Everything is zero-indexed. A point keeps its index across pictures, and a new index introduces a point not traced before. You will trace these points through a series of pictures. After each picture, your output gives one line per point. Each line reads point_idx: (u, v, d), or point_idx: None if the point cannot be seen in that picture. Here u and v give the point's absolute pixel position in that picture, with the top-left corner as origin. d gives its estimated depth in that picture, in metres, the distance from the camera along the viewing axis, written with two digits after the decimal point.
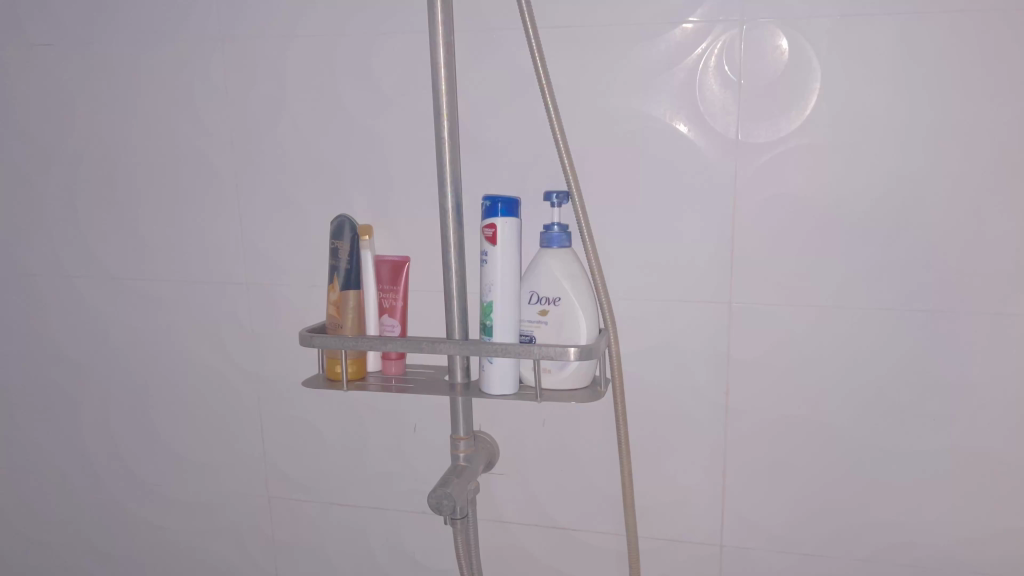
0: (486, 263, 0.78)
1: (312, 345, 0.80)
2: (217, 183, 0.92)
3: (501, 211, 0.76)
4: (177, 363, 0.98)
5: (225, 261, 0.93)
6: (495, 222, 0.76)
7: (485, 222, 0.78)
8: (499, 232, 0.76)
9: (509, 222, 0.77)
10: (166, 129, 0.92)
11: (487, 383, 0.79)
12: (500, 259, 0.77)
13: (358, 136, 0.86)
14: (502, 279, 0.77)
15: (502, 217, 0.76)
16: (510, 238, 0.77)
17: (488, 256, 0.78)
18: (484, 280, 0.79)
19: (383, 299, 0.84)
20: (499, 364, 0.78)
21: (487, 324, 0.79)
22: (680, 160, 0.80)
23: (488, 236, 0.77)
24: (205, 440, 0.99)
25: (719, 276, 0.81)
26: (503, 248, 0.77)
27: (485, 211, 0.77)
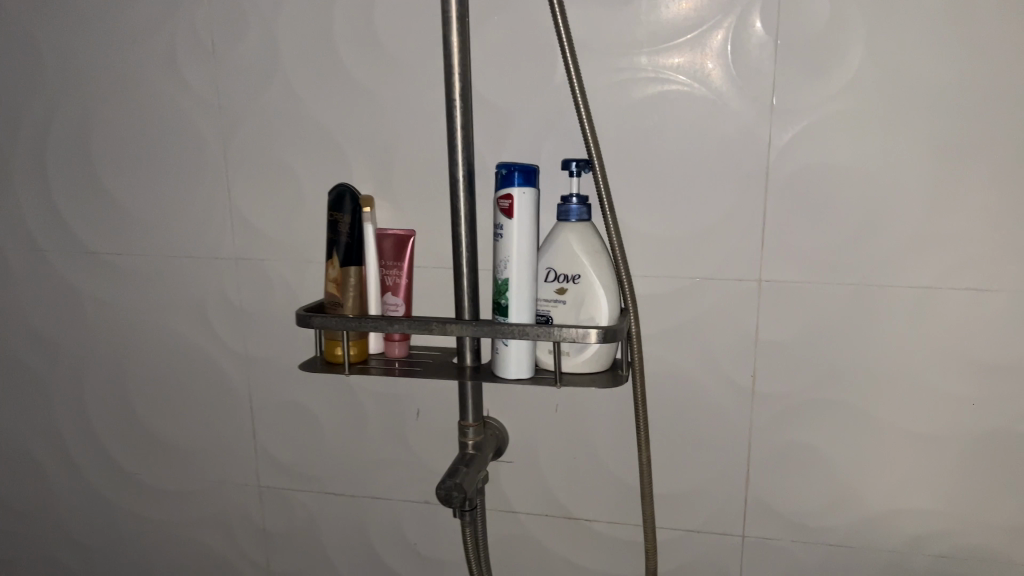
0: (501, 237, 0.72)
1: (311, 325, 0.74)
2: (203, 149, 0.84)
3: (518, 180, 0.70)
4: (160, 344, 0.91)
5: (211, 235, 0.86)
6: (512, 193, 0.70)
7: (499, 192, 0.72)
8: (515, 203, 0.70)
9: (527, 193, 0.70)
10: (145, 91, 0.85)
11: (499, 367, 0.73)
12: (517, 233, 0.71)
13: (358, 98, 0.79)
14: (519, 254, 0.71)
15: (519, 187, 0.70)
16: (527, 210, 0.71)
17: (504, 229, 0.72)
18: (498, 256, 0.73)
19: (386, 276, 0.78)
20: (513, 346, 0.72)
21: (501, 303, 0.73)
22: (709, 128, 0.74)
23: (504, 207, 0.71)
24: (190, 426, 0.93)
25: (749, 252, 0.75)
26: (520, 221, 0.71)
27: (500, 181, 0.71)
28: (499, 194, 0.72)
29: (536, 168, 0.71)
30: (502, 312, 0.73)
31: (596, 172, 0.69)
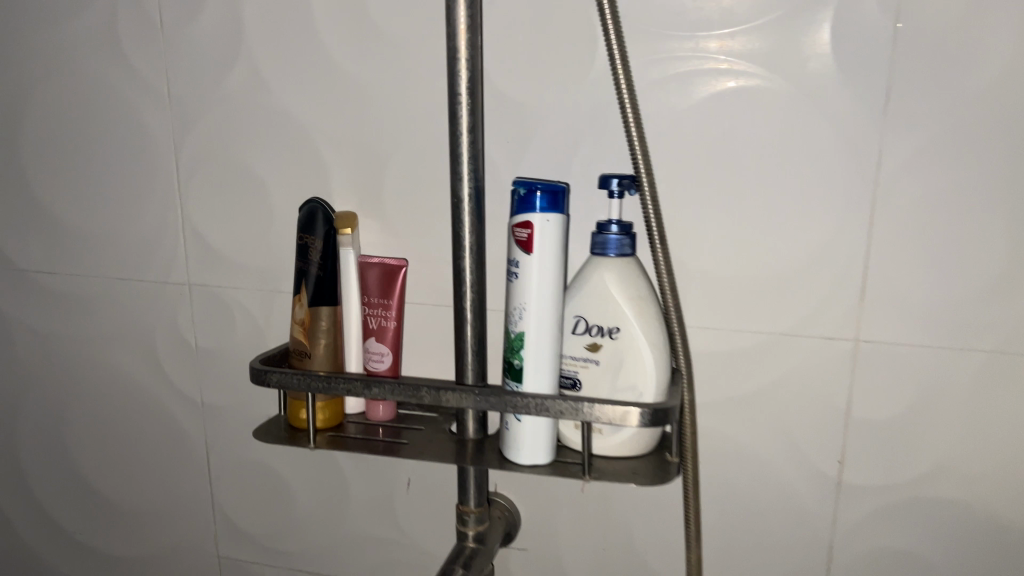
0: (516, 278, 0.54)
1: (266, 384, 0.57)
2: (150, 148, 0.68)
3: (540, 204, 0.53)
4: (102, 384, 0.75)
5: (160, 254, 0.70)
6: (531, 220, 0.53)
7: (514, 219, 0.54)
8: (536, 235, 0.53)
9: (551, 221, 0.53)
10: (80, 75, 0.68)
11: (508, 448, 0.56)
12: (537, 273, 0.53)
13: (339, 89, 0.61)
14: (539, 301, 0.54)
15: (540, 212, 0.53)
16: (552, 243, 0.53)
17: (520, 268, 0.54)
18: (511, 302, 0.55)
19: (368, 318, 0.61)
20: (529, 423, 0.54)
21: (513, 363, 0.55)
22: (799, 137, 0.55)
23: (520, 239, 0.54)
24: (138, 480, 0.77)
25: (843, 304, 0.57)
26: (541, 258, 0.53)
27: (516, 204, 0.54)
28: (514, 222, 0.54)
29: (565, 187, 0.53)
30: (514, 377, 0.55)
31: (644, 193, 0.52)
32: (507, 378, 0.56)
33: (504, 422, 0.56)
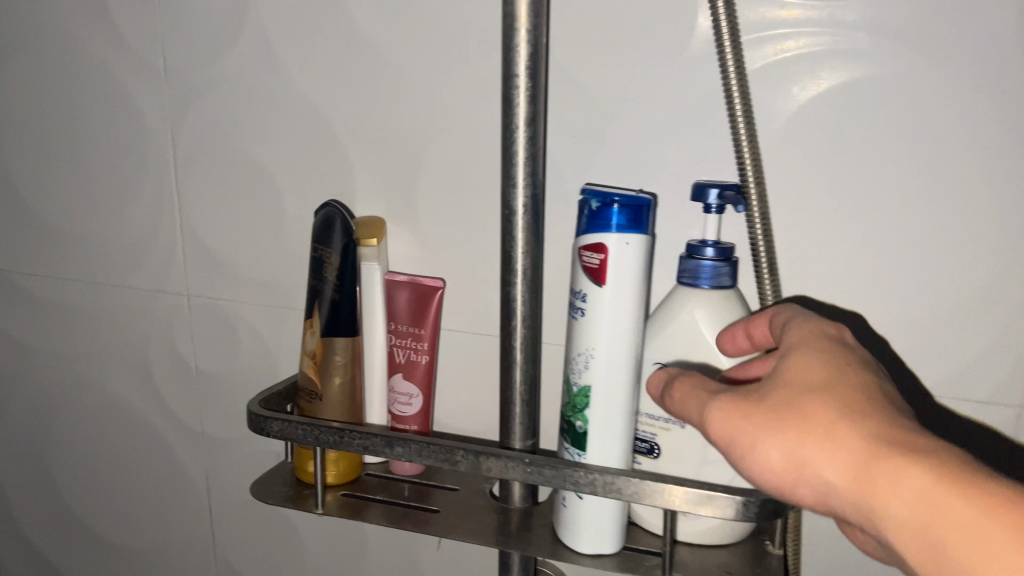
0: (582, 315, 0.42)
1: (265, 433, 0.46)
2: (143, 135, 0.56)
3: (617, 221, 0.40)
4: (91, 405, 0.65)
5: (154, 259, 0.59)
6: (605, 241, 0.40)
7: (582, 240, 0.42)
8: (610, 261, 0.40)
9: (631, 243, 0.40)
10: (61, 45, 0.57)
11: (565, 530, 0.44)
12: (610, 311, 0.41)
13: (367, 68, 0.49)
14: (611, 347, 0.41)
15: (618, 233, 0.40)
16: (632, 272, 0.41)
17: (587, 302, 0.42)
18: (573, 346, 0.43)
19: (395, 351, 0.49)
20: (594, 502, 0.43)
21: (575, 426, 0.43)
22: (961, 141, 0.42)
23: (589, 267, 0.41)
24: (130, 515, 0.67)
25: (1006, 362, 0.44)
26: (617, 291, 0.41)
27: (584, 219, 0.41)
28: (581, 243, 0.42)
29: (651, 200, 0.41)
30: (577, 443, 0.43)
31: (749, 209, 0.42)
32: (565, 441, 0.44)
33: (560, 497, 0.44)
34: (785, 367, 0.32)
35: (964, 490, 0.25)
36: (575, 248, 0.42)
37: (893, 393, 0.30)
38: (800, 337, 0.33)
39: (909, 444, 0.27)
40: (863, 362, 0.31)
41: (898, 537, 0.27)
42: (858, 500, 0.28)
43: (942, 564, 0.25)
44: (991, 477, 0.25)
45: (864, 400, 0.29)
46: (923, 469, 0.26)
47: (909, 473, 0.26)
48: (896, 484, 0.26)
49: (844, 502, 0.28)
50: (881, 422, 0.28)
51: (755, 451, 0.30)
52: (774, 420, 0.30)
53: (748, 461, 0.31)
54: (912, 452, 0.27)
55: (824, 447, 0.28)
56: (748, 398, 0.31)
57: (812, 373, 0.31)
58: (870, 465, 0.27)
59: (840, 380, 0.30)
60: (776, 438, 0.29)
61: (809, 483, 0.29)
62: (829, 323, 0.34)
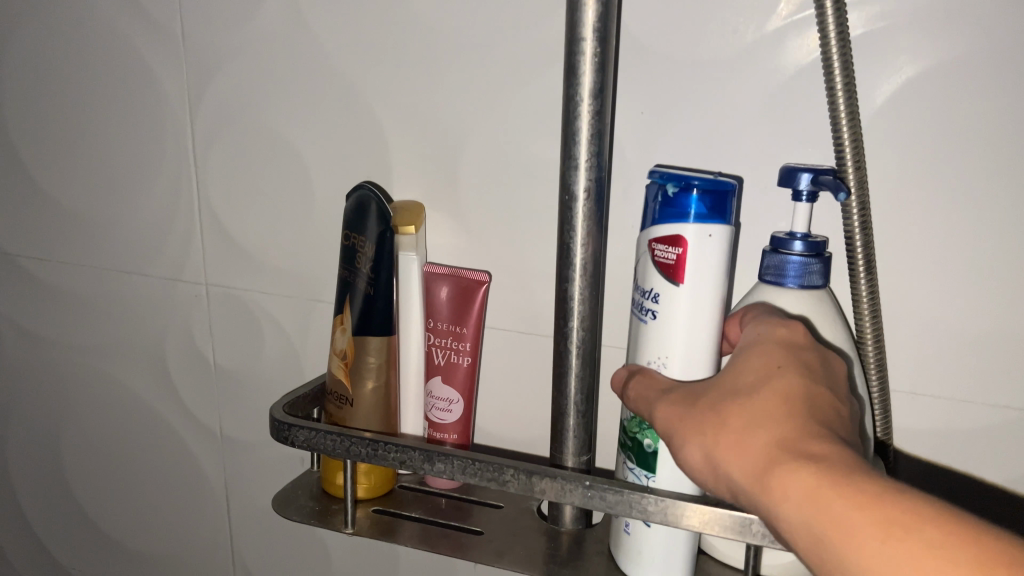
0: (653, 317, 0.37)
1: (290, 443, 0.41)
2: (159, 108, 0.51)
3: (696, 209, 0.34)
4: (104, 399, 0.60)
5: (170, 244, 0.54)
6: (683, 234, 0.35)
7: (654, 232, 0.36)
8: (691, 256, 0.35)
9: (714, 236, 0.35)
10: (72, 9, 0.52)
11: (625, 558, 0.39)
12: (687, 314, 0.36)
13: (408, 33, 0.44)
14: (688, 356, 0.36)
15: (697, 224, 0.35)
16: (714, 267, 0.35)
17: (659, 304, 0.36)
18: (642, 353, 0.37)
19: (434, 353, 0.44)
20: (662, 531, 0.37)
21: (642, 444, 0.38)
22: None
23: (664, 263, 0.36)
24: (145, 517, 0.62)
25: None
26: (696, 292, 0.35)
27: (657, 207, 0.36)
28: (653, 235, 0.36)
29: (735, 186, 0.35)
30: (644, 464, 0.38)
31: (850, 195, 0.36)
32: (629, 461, 0.39)
33: (620, 521, 0.39)
34: (725, 371, 0.32)
35: (841, 491, 0.24)
36: (644, 241, 0.37)
37: (826, 397, 0.29)
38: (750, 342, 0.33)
39: (801, 447, 0.26)
40: (798, 367, 0.30)
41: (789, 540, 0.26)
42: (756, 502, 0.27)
43: (826, 565, 0.25)
44: (878, 483, 0.24)
45: (779, 404, 0.28)
46: (804, 472, 0.25)
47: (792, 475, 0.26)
48: (783, 484, 0.26)
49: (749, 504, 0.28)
50: (791, 428, 0.27)
51: (680, 449, 0.30)
52: (697, 422, 0.30)
53: (678, 459, 0.31)
54: (799, 456, 0.26)
55: (734, 449, 0.28)
56: (687, 399, 0.31)
57: (744, 378, 0.30)
58: (762, 469, 0.27)
59: (765, 387, 0.29)
60: (698, 439, 0.29)
61: (722, 483, 0.29)
62: (791, 322, 0.33)
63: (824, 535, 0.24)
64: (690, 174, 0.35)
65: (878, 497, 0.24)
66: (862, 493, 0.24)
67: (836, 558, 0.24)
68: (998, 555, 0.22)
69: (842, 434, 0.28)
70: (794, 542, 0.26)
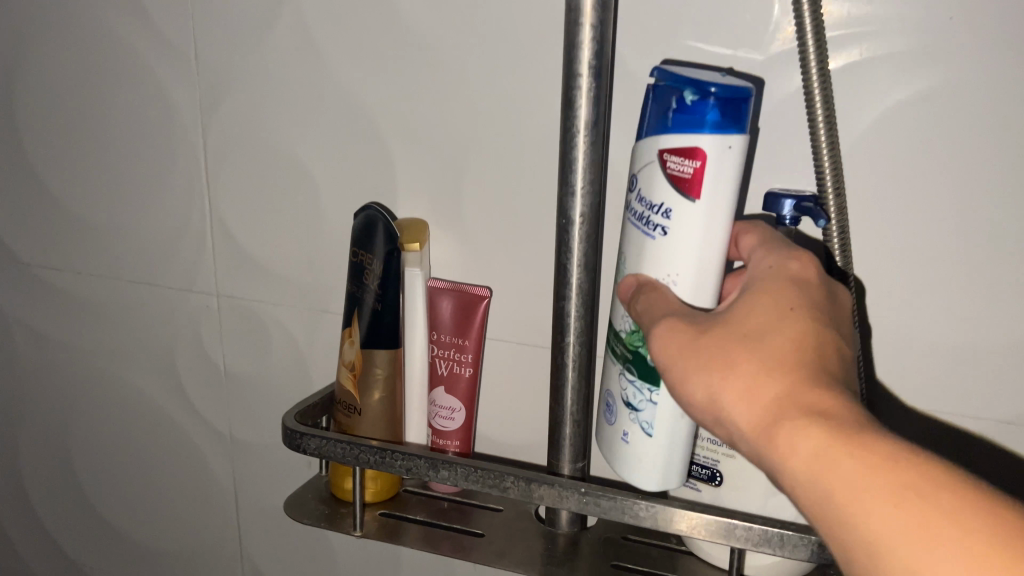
0: (663, 233, 0.35)
1: (301, 450, 0.43)
2: (172, 126, 0.53)
3: (712, 117, 0.33)
4: (116, 402, 0.63)
5: (183, 255, 0.56)
6: (700, 144, 0.33)
7: (666, 140, 0.34)
8: (710, 168, 0.34)
9: (733, 146, 0.34)
10: (88, 30, 0.54)
11: (622, 467, 0.39)
12: (701, 230, 0.34)
13: (413, 61, 0.46)
14: (699, 274, 0.35)
15: (713, 132, 0.33)
16: (729, 179, 0.34)
17: (671, 219, 0.35)
18: (649, 269, 0.36)
19: (437, 363, 0.46)
20: (664, 438, 0.37)
21: (645, 355, 0.37)
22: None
23: (678, 176, 0.34)
24: (155, 516, 0.65)
25: None
26: (712, 206, 0.34)
27: (670, 114, 0.34)
28: (666, 145, 0.34)
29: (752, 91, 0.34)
30: (649, 377, 0.37)
31: (829, 221, 0.38)
32: (631, 373, 0.38)
33: (619, 429, 0.39)
34: (731, 308, 0.32)
35: (853, 461, 0.26)
36: (652, 151, 0.35)
37: (835, 336, 0.30)
38: (758, 278, 0.32)
39: (812, 401, 0.28)
40: (809, 307, 0.30)
41: (789, 486, 0.28)
42: (761, 449, 0.29)
43: (826, 513, 0.27)
44: (888, 442, 0.26)
45: (790, 349, 0.29)
46: (815, 431, 0.27)
47: (803, 437, 0.27)
48: (793, 440, 0.27)
49: (751, 447, 0.29)
50: (803, 379, 0.28)
51: (682, 382, 0.31)
52: (702, 359, 0.30)
53: (677, 392, 0.32)
54: (810, 412, 0.27)
55: (743, 396, 0.29)
56: (689, 329, 0.32)
57: (753, 319, 0.30)
58: (773, 419, 0.28)
59: (776, 329, 0.30)
60: (703, 377, 0.30)
61: (725, 421, 0.30)
62: (799, 250, 0.33)
63: (830, 490, 0.26)
64: (704, 78, 0.34)
65: (886, 469, 0.25)
66: (871, 464, 0.26)
67: (839, 516, 0.26)
68: (1001, 524, 0.24)
69: (846, 381, 0.29)
70: (793, 487, 0.28)
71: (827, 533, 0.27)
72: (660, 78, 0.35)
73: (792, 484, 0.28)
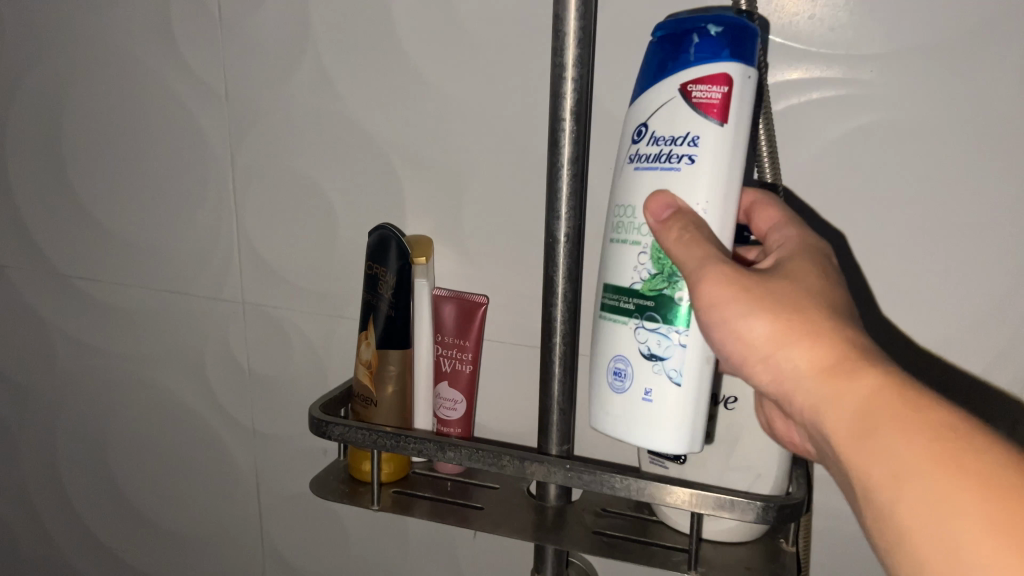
0: (692, 159, 0.37)
1: (327, 436, 0.50)
2: (203, 154, 0.61)
3: (733, 48, 0.36)
4: (148, 401, 0.69)
5: (212, 268, 0.63)
6: (727, 70, 0.36)
7: (688, 74, 0.37)
8: (734, 94, 0.36)
9: (749, 76, 0.37)
10: (127, 70, 0.61)
11: (647, 426, 0.39)
12: (725, 157, 0.37)
13: (419, 100, 0.53)
14: (723, 202, 0.38)
15: (734, 60, 0.36)
16: (746, 106, 0.37)
17: (700, 144, 0.37)
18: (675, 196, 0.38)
19: (442, 360, 0.54)
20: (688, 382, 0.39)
21: (670, 298, 0.38)
22: (978, 189, 0.45)
23: (706, 103, 0.36)
24: (182, 504, 0.71)
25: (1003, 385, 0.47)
26: (735, 131, 0.37)
27: (692, 48, 0.37)
28: (688, 79, 0.37)
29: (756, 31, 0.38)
30: (678, 318, 0.38)
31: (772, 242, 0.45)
32: (653, 322, 0.39)
33: (639, 387, 0.39)
34: (788, 271, 0.36)
35: (904, 396, 0.30)
36: (670, 88, 0.37)
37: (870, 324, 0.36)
38: (808, 256, 0.38)
39: (868, 352, 0.33)
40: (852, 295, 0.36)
41: (832, 420, 0.32)
42: (815, 386, 0.33)
43: (867, 434, 0.30)
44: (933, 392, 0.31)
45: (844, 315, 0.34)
46: (876, 369, 0.31)
47: (863, 373, 0.32)
48: (858, 372, 0.32)
49: (803, 385, 0.34)
50: (861, 339, 0.33)
51: (743, 314, 0.35)
52: (766, 299, 0.34)
53: (725, 333, 0.36)
54: (869, 358, 0.32)
55: (808, 335, 0.33)
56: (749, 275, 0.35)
57: (812, 285, 0.35)
58: (834, 358, 0.33)
59: (832, 298, 0.35)
60: (767, 313, 0.34)
61: (782, 356, 0.34)
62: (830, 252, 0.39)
63: (880, 413, 0.30)
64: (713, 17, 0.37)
65: (931, 404, 0.30)
66: (916, 400, 0.30)
67: (876, 439, 0.30)
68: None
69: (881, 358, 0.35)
70: (839, 415, 0.32)
71: (860, 454, 0.31)
72: (671, 26, 0.38)
73: (837, 417, 0.32)
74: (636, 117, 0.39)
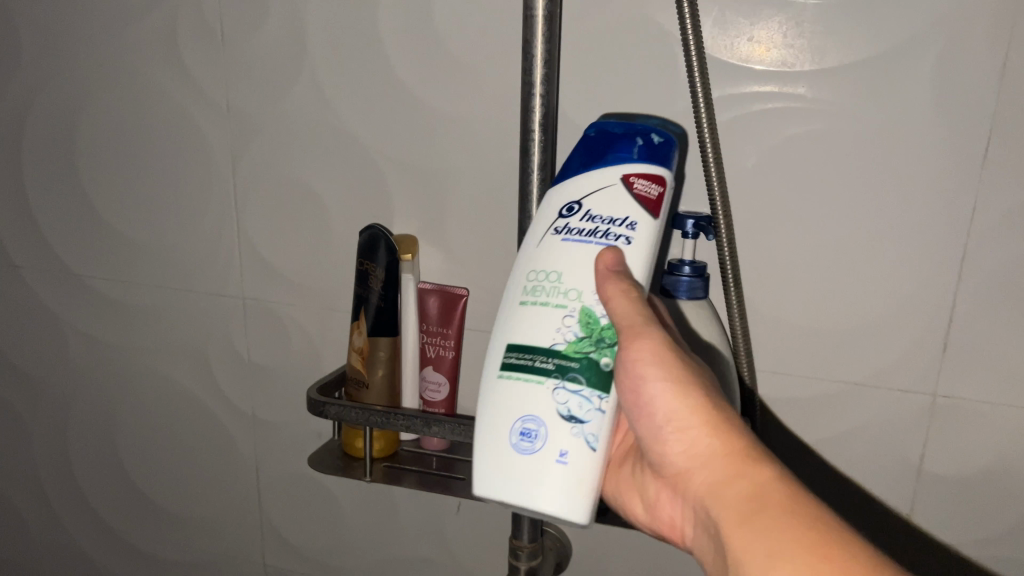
0: (630, 240, 0.43)
1: (324, 415, 0.56)
2: (208, 163, 0.66)
3: (666, 158, 0.44)
4: (154, 391, 0.75)
5: (216, 266, 0.69)
6: (664, 174, 0.44)
7: (630, 168, 0.43)
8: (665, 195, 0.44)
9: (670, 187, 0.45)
10: (137, 86, 0.66)
11: (548, 490, 0.41)
12: (651, 244, 0.43)
13: (404, 112, 0.59)
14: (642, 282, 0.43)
15: (667, 167, 0.44)
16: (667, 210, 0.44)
17: (637, 230, 0.43)
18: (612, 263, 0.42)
19: (426, 346, 0.60)
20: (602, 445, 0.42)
21: (593, 363, 0.42)
22: (896, 187, 0.51)
23: (646, 195, 0.43)
24: (186, 486, 0.77)
25: (922, 359, 0.54)
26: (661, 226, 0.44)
27: (637, 148, 0.44)
28: (630, 171, 0.43)
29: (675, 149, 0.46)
30: (602, 384, 0.42)
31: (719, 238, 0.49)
32: (575, 384, 0.41)
33: (553, 449, 0.41)
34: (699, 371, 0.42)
35: (795, 492, 0.35)
36: (613, 175, 0.43)
37: None
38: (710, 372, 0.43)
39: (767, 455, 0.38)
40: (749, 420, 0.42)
41: (724, 499, 0.37)
42: (719, 467, 0.38)
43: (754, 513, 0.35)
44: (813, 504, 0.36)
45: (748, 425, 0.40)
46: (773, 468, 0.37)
47: (762, 467, 0.37)
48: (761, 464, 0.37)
49: (706, 466, 0.39)
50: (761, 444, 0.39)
51: (667, 387, 0.40)
52: (690, 382, 0.40)
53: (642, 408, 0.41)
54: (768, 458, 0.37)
55: (722, 421, 0.39)
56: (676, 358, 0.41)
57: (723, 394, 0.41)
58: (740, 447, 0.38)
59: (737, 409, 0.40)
60: (691, 393, 0.39)
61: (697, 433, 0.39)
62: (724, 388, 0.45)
63: (770, 501, 0.35)
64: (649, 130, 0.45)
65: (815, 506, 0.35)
66: (801, 496, 0.35)
67: (760, 520, 0.35)
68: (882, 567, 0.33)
69: None
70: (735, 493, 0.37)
71: (743, 529, 0.35)
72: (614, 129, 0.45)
73: (730, 497, 0.37)
74: (572, 197, 0.44)
